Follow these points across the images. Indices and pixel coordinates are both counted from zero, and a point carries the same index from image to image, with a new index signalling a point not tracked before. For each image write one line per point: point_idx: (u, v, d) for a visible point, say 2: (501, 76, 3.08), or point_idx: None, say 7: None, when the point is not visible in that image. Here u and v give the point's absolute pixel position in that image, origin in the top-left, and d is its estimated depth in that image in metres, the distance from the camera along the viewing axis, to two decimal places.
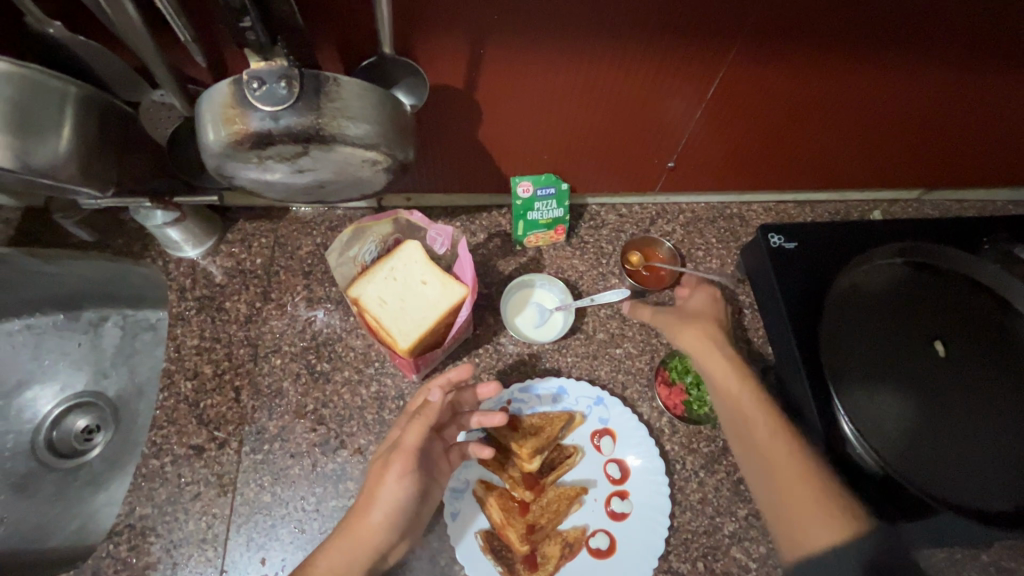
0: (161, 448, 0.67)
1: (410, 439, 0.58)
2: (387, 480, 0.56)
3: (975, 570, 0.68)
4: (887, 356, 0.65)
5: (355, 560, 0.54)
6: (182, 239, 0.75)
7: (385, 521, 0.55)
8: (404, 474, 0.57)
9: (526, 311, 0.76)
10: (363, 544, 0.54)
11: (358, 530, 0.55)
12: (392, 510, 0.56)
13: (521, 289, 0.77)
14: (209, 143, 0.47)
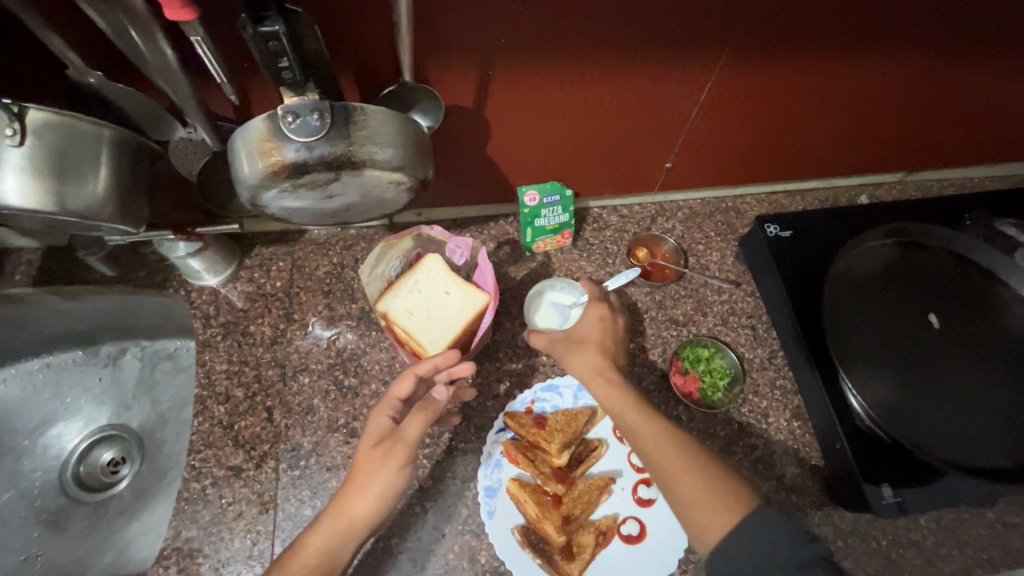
0: (201, 472, 0.69)
1: (411, 430, 0.56)
2: (387, 467, 0.56)
3: (983, 527, 0.72)
4: (884, 330, 0.69)
5: (346, 538, 0.55)
6: (204, 269, 0.78)
7: (377, 507, 0.56)
8: (401, 466, 0.56)
9: (548, 314, 0.78)
10: (350, 531, 0.55)
11: (349, 516, 0.55)
12: (386, 500, 0.56)
13: (539, 296, 0.80)
14: (247, 175, 0.49)
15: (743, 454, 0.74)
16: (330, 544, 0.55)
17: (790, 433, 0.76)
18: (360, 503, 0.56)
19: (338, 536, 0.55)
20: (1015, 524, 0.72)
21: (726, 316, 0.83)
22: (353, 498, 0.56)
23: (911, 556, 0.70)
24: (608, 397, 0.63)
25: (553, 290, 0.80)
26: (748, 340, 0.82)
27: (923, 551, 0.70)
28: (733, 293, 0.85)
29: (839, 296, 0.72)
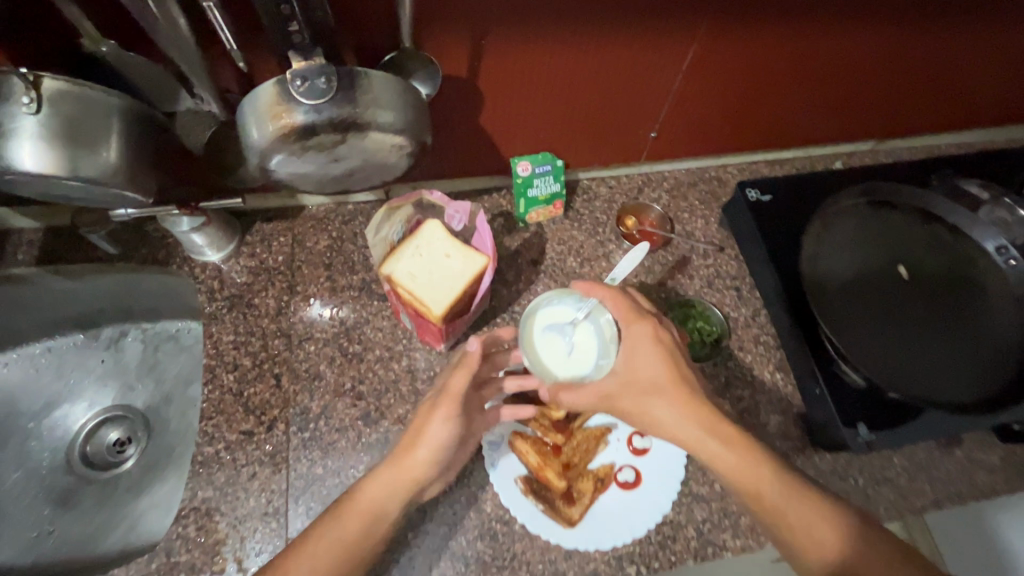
0: (214, 436, 0.72)
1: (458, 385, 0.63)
2: (435, 418, 0.62)
3: (951, 463, 0.78)
4: (858, 281, 0.74)
5: (397, 490, 0.60)
6: (206, 244, 0.80)
7: (429, 463, 0.61)
8: (452, 421, 0.62)
9: (549, 338, 0.70)
10: (399, 483, 0.60)
11: (402, 469, 0.61)
12: (439, 454, 0.61)
13: (533, 322, 0.72)
14: (256, 138, 0.52)
15: (730, 405, 0.79)
16: (379, 492, 0.60)
17: (773, 384, 0.81)
18: (413, 457, 0.61)
19: (387, 487, 0.60)
20: (979, 459, 0.78)
21: (711, 278, 0.87)
22: (407, 452, 0.61)
23: (886, 492, 0.76)
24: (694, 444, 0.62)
25: (548, 310, 0.73)
26: (732, 300, 0.86)
27: (896, 487, 0.76)
28: (718, 257, 0.89)
29: (818, 251, 0.77)
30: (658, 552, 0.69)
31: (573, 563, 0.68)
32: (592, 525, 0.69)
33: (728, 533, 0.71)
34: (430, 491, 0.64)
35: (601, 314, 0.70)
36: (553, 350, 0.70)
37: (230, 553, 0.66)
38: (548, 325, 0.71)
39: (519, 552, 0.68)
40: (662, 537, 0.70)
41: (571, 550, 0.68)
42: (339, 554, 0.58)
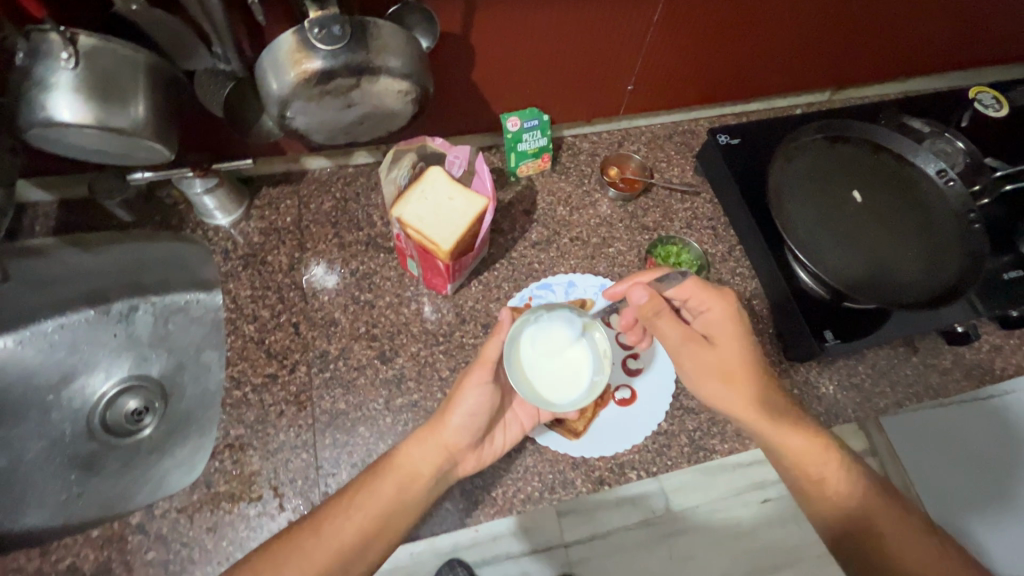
0: (241, 380, 0.77)
1: (490, 354, 0.70)
2: (470, 384, 0.70)
3: (908, 368, 0.88)
4: (817, 206, 0.83)
5: (429, 454, 0.67)
6: (216, 207, 0.84)
7: (461, 429, 0.69)
8: (482, 387, 0.70)
9: (541, 362, 0.70)
10: (433, 445, 0.68)
11: (439, 433, 0.68)
12: (472, 419, 0.69)
13: (519, 352, 0.70)
14: (277, 84, 0.57)
15: None
16: (417, 454, 0.67)
17: (750, 309, 0.89)
18: (449, 421, 0.69)
19: (423, 449, 0.67)
20: (933, 363, 0.88)
21: (690, 220, 0.95)
22: (443, 417, 0.69)
23: (853, 396, 0.85)
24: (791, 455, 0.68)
25: (530, 333, 0.71)
26: (709, 238, 0.94)
27: (861, 391, 0.85)
28: (694, 200, 0.97)
29: (782, 180, 0.84)
30: (655, 458, 0.77)
31: (580, 471, 0.75)
32: (596, 435, 0.77)
33: (717, 439, 0.79)
34: (468, 463, 0.71)
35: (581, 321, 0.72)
36: (550, 375, 0.69)
37: (266, 481, 0.72)
38: (536, 350, 0.70)
39: (531, 466, 0.75)
40: (658, 445, 0.78)
41: (578, 459, 0.76)
42: (376, 509, 0.65)
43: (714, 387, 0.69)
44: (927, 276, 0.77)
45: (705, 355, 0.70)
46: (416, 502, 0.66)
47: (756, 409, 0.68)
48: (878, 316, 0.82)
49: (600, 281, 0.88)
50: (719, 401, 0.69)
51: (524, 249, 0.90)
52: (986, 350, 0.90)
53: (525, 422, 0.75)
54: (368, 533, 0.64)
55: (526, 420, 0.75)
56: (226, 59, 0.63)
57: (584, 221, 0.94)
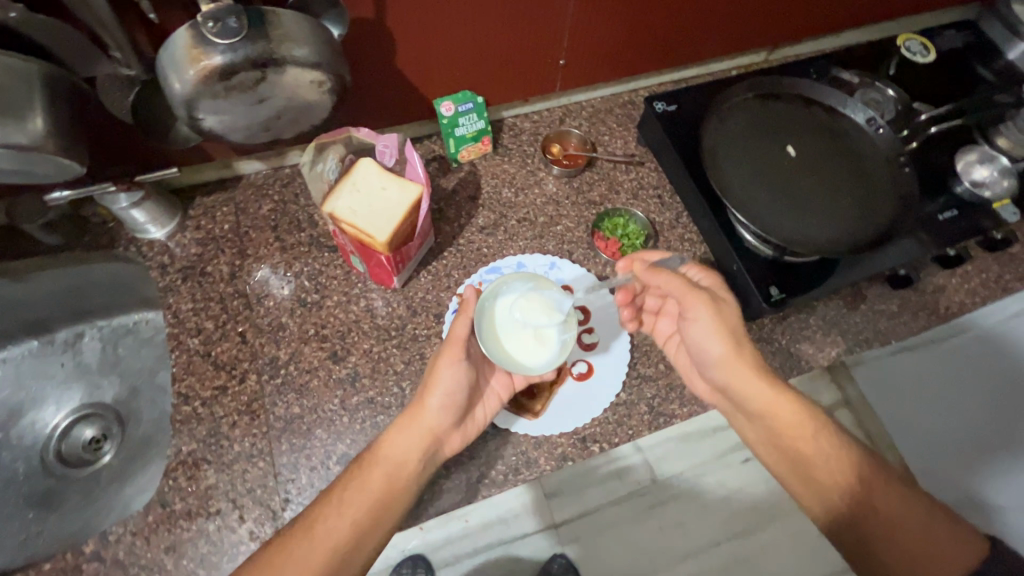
0: (189, 396, 0.75)
1: (458, 330, 0.68)
2: (445, 365, 0.67)
3: (857, 315, 0.89)
4: (755, 165, 0.83)
5: (414, 440, 0.66)
6: (147, 220, 0.82)
7: (442, 410, 0.67)
8: (458, 364, 0.68)
9: (521, 339, 0.69)
10: (418, 429, 0.66)
11: (421, 418, 0.66)
12: (451, 399, 0.67)
13: (507, 355, 0.69)
14: (179, 84, 0.55)
15: None
16: (401, 440, 0.65)
17: None
18: (428, 402, 0.67)
19: (407, 435, 0.65)
20: (881, 308, 0.90)
21: (635, 190, 0.96)
22: (422, 399, 0.67)
23: (806, 347, 0.87)
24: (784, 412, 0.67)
25: (491, 338, 0.70)
26: (656, 207, 0.95)
27: (813, 342, 0.87)
28: (638, 171, 0.97)
29: (717, 142, 0.84)
30: (616, 429, 0.77)
31: (543, 450, 0.75)
32: (556, 412, 0.77)
33: (676, 404, 0.80)
34: (453, 443, 0.69)
35: (499, 279, 0.74)
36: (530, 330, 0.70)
37: (223, 495, 0.71)
38: (511, 338, 0.69)
39: (494, 450, 0.75)
40: (618, 416, 0.78)
41: (540, 437, 0.76)
42: (366, 503, 0.62)
43: (729, 347, 0.69)
44: (866, 223, 0.78)
45: (721, 313, 0.70)
46: (406, 489, 0.64)
47: (767, 383, 0.67)
48: (819, 266, 0.83)
49: (548, 259, 0.88)
50: (731, 364, 0.68)
51: (471, 235, 0.89)
52: (931, 292, 0.93)
53: (501, 391, 0.74)
54: (360, 531, 0.61)
55: (501, 389, 0.75)
56: (126, 63, 0.60)
57: (531, 201, 0.93)
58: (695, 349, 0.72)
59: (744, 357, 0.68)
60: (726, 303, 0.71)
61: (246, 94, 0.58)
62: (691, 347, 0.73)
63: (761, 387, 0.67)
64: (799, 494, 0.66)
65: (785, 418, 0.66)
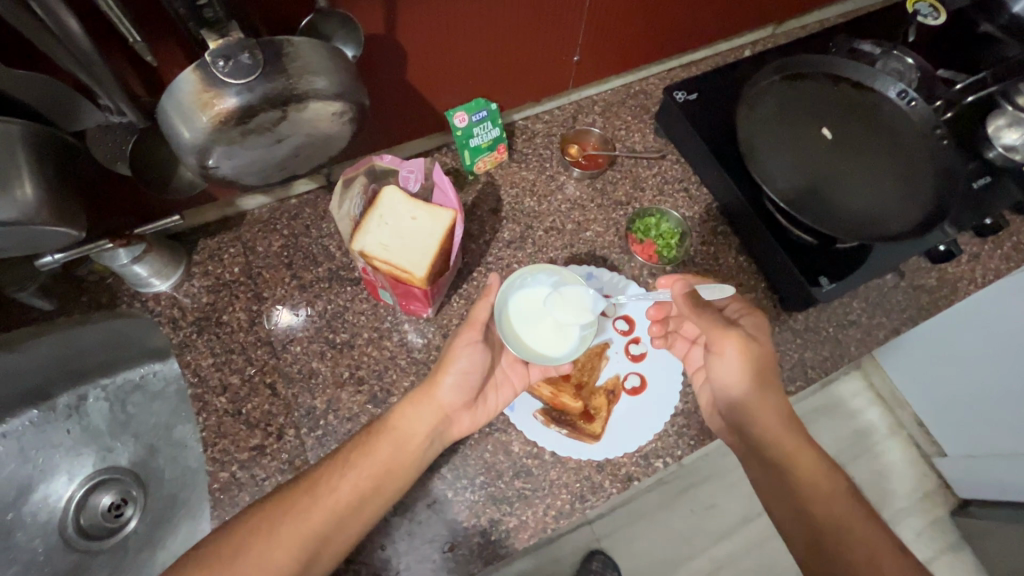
0: (225, 461, 0.70)
1: (480, 314, 0.68)
2: (461, 342, 0.68)
3: (898, 293, 0.88)
4: (793, 150, 0.80)
5: (425, 415, 0.65)
6: (151, 274, 0.75)
7: (454, 388, 0.67)
8: (474, 345, 0.68)
9: (542, 331, 0.71)
10: (430, 405, 0.66)
11: (433, 394, 0.66)
12: (463, 378, 0.67)
13: (532, 350, 0.70)
14: (191, 133, 0.49)
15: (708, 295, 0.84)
16: (412, 413, 0.65)
17: (740, 267, 0.87)
18: (443, 379, 0.67)
19: (420, 410, 0.65)
20: (921, 284, 0.89)
21: (661, 185, 0.92)
22: (437, 375, 0.67)
23: (854, 332, 0.85)
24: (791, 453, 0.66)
25: (513, 337, 0.70)
26: (684, 201, 0.91)
27: (860, 327, 0.85)
28: (661, 165, 0.93)
29: (749, 129, 0.80)
30: (678, 441, 0.75)
31: (606, 472, 0.72)
32: (617, 432, 0.73)
33: None
34: (463, 423, 0.68)
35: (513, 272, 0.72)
36: (545, 324, 0.71)
37: None
38: (532, 332, 0.70)
39: (556, 479, 0.72)
40: (678, 427, 0.75)
41: (602, 460, 0.72)
42: (370, 470, 0.62)
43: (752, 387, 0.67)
44: None
45: (753, 354, 0.68)
46: (409, 465, 0.64)
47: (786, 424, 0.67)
48: (861, 251, 0.79)
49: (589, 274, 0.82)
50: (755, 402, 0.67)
51: (499, 251, 0.85)
52: (965, 261, 0.92)
53: (516, 382, 0.72)
54: (359, 496, 0.61)
55: (516, 379, 0.73)
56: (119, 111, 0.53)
57: (556, 208, 0.88)
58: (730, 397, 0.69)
59: (774, 405, 0.67)
60: (758, 345, 0.68)
61: (261, 136, 0.51)
62: (722, 398, 0.71)
63: (773, 421, 0.67)
64: (789, 533, 0.64)
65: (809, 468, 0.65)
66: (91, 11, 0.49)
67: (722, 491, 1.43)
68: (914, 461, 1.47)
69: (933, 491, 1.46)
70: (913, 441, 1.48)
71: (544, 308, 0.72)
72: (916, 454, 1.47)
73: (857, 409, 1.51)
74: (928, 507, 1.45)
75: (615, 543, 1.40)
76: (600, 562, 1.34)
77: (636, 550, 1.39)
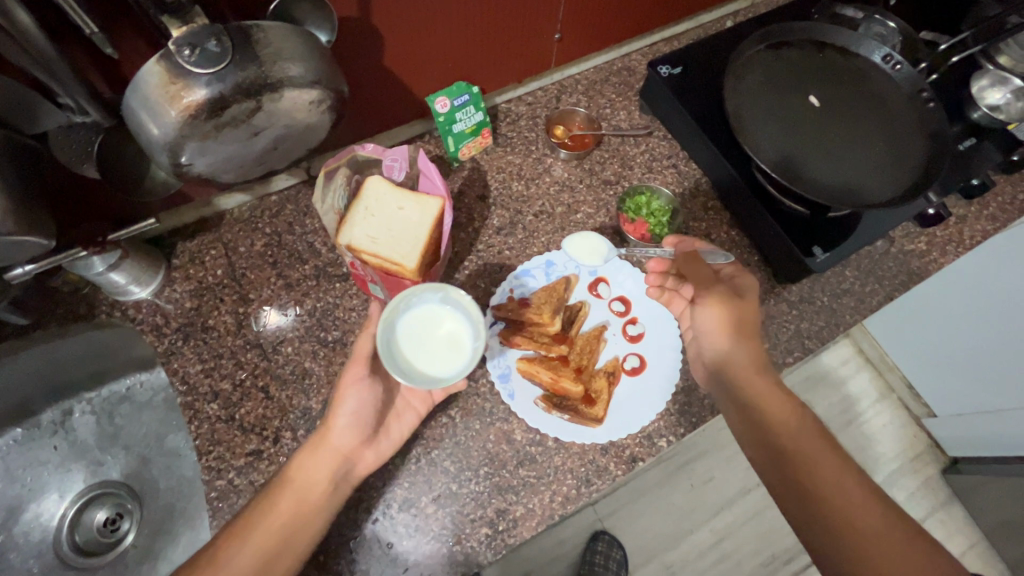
0: (221, 468, 0.68)
1: (364, 348, 0.62)
2: (351, 383, 0.62)
3: (888, 259, 0.88)
4: (782, 120, 0.79)
5: (320, 464, 0.60)
6: (129, 281, 0.72)
7: (351, 430, 0.62)
8: (363, 383, 0.62)
9: (434, 353, 0.60)
10: (326, 453, 0.60)
11: (325, 440, 0.61)
12: (358, 419, 0.62)
13: (428, 376, 0.59)
14: (161, 129, 0.46)
15: None
16: (307, 464, 0.60)
17: (732, 241, 0.86)
18: (335, 424, 0.61)
19: (317, 459, 0.60)
20: (911, 249, 0.90)
21: (649, 163, 0.90)
22: (329, 420, 0.62)
23: (848, 300, 0.85)
24: (770, 401, 0.65)
25: (406, 366, 0.59)
26: (674, 177, 0.90)
27: (853, 295, 0.86)
28: (648, 142, 0.91)
29: (737, 100, 0.79)
30: (680, 420, 0.74)
31: (610, 455, 0.72)
32: (619, 415, 0.73)
33: None
34: (368, 460, 0.64)
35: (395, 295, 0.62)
36: (434, 346, 0.60)
37: None
38: (425, 360, 0.59)
39: (561, 464, 0.71)
40: (679, 406, 0.75)
41: (606, 443, 0.72)
42: (274, 531, 0.58)
43: (731, 337, 0.68)
44: (903, 166, 0.75)
45: (736, 307, 0.68)
46: (317, 514, 0.60)
47: (763, 376, 0.67)
48: (853, 218, 0.79)
49: (601, 245, 0.82)
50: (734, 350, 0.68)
51: (489, 238, 0.83)
52: (953, 224, 0.92)
53: (418, 406, 0.69)
54: (268, 554, 0.57)
55: (418, 404, 0.69)
56: (82, 110, 0.50)
57: (544, 191, 0.87)
58: (711, 352, 0.70)
59: (756, 359, 0.67)
60: (745, 303, 0.68)
61: (235, 130, 0.49)
62: (707, 357, 0.70)
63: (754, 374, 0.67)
64: (771, 486, 0.63)
65: (786, 422, 0.65)
66: (43, 3, 0.46)
67: (721, 465, 1.44)
68: (905, 423, 1.50)
69: (924, 451, 1.49)
70: (903, 404, 1.50)
71: (434, 328, 0.61)
72: (906, 416, 1.50)
73: (845, 377, 1.52)
74: (920, 467, 1.48)
75: (619, 522, 1.41)
76: (605, 542, 1.36)
77: (640, 528, 1.41)
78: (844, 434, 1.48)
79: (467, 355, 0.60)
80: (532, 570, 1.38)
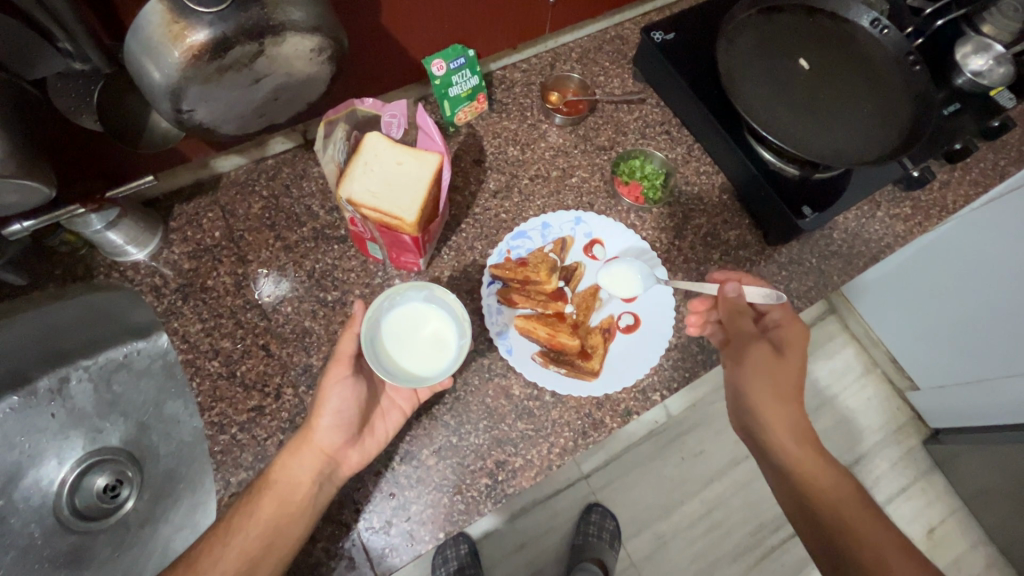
0: (224, 424, 0.69)
1: (347, 348, 0.65)
2: (332, 384, 0.64)
3: (873, 223, 0.91)
4: (772, 82, 0.80)
5: (303, 461, 0.63)
6: (126, 241, 0.72)
7: (335, 429, 0.64)
8: (346, 381, 0.65)
9: (418, 350, 0.65)
10: (309, 451, 0.63)
11: (310, 440, 0.64)
12: (342, 419, 0.64)
13: (409, 372, 0.64)
14: (163, 72, 0.46)
15: (694, 234, 0.86)
16: (290, 467, 0.62)
17: (724, 205, 0.88)
18: (319, 423, 0.64)
19: (299, 457, 0.63)
20: (896, 214, 0.92)
21: (643, 129, 0.92)
22: (313, 421, 0.64)
23: (835, 262, 0.87)
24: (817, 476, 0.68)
25: (388, 364, 0.64)
26: (667, 143, 0.91)
27: (841, 256, 0.88)
28: (642, 110, 0.93)
29: (730, 59, 0.81)
30: (673, 375, 0.76)
31: (606, 409, 0.74)
32: (613, 366, 0.75)
33: None
34: (353, 460, 0.65)
35: (378, 296, 0.67)
36: (417, 343, 0.65)
37: None
38: (409, 355, 0.64)
39: (558, 418, 0.73)
40: (673, 361, 0.77)
41: (602, 397, 0.74)
42: (257, 529, 0.61)
43: (775, 400, 0.70)
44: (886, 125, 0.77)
45: (771, 368, 0.70)
46: (300, 512, 0.61)
47: (800, 443, 0.69)
48: (842, 177, 0.80)
49: (635, 271, 0.78)
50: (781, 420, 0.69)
51: (486, 202, 0.84)
52: (936, 189, 0.95)
53: (403, 405, 0.69)
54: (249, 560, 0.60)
55: (403, 402, 0.69)
56: (81, 56, 0.51)
57: (540, 155, 0.88)
58: (743, 406, 0.72)
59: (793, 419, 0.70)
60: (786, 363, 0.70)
61: (237, 77, 0.49)
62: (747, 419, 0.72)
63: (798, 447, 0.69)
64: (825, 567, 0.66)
65: (824, 483, 0.68)
66: None
67: (710, 438, 1.47)
68: (888, 396, 1.54)
69: (907, 422, 1.53)
70: (886, 377, 1.54)
71: (416, 326, 0.66)
72: (889, 389, 1.54)
73: (832, 349, 1.56)
74: (903, 437, 1.52)
75: (612, 494, 1.44)
76: (599, 513, 1.39)
77: (632, 499, 1.44)
78: (829, 406, 1.52)
79: (451, 352, 0.65)
80: (526, 542, 1.40)
